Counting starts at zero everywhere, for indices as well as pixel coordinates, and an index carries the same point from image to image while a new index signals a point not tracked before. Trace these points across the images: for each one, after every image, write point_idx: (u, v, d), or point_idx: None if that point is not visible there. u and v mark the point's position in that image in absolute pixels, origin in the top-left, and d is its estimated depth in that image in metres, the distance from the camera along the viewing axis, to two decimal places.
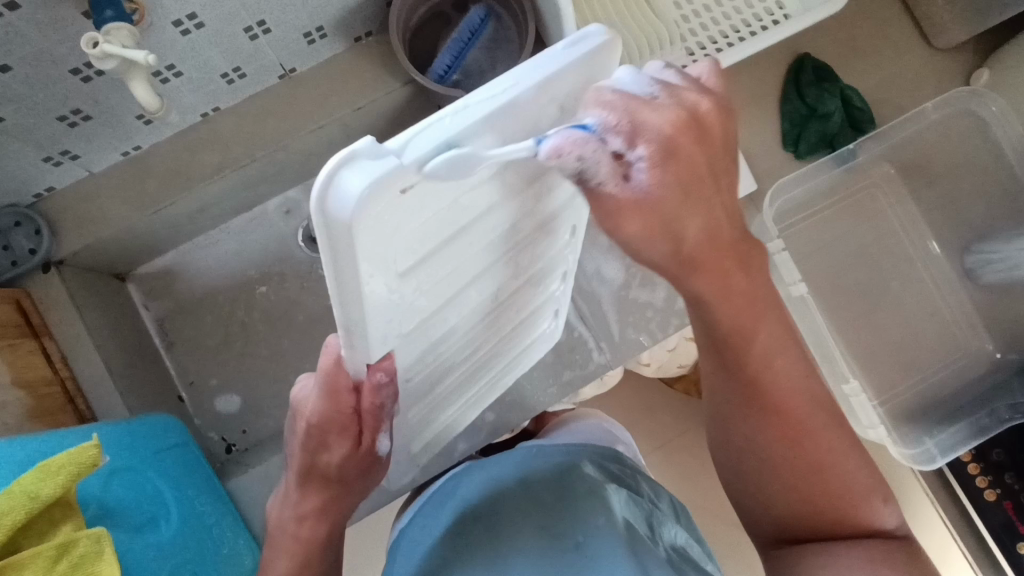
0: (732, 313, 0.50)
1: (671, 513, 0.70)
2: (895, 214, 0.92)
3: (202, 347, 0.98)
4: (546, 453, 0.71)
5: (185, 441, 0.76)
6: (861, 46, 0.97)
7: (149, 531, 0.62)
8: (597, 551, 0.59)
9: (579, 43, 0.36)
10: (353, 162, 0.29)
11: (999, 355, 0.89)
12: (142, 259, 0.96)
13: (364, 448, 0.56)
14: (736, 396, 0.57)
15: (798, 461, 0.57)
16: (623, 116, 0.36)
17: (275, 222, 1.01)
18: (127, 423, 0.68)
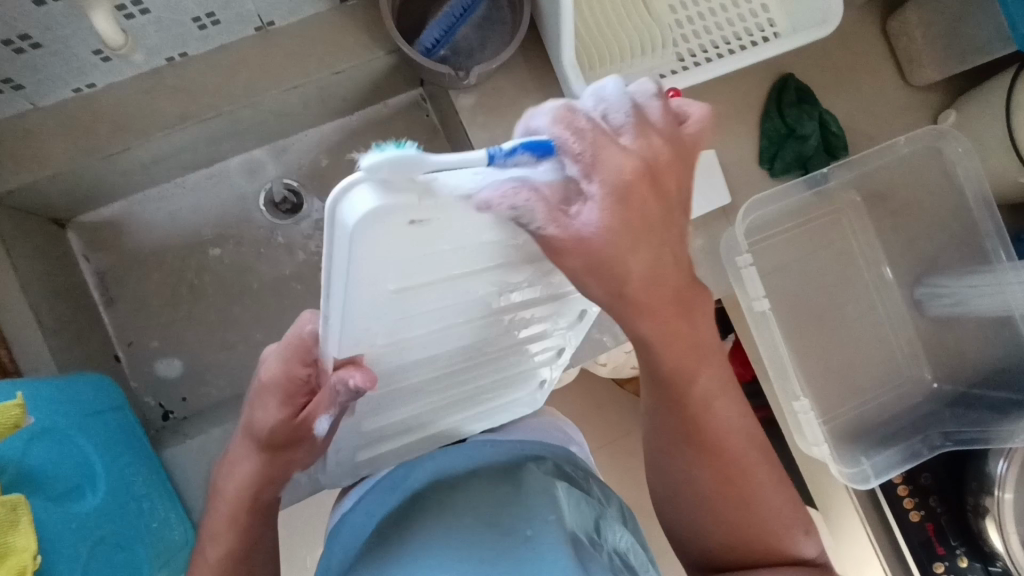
0: (674, 357, 0.52)
1: (621, 519, 0.68)
2: (856, 240, 0.95)
3: (146, 306, 0.93)
4: (501, 448, 0.72)
5: (119, 405, 0.72)
6: (842, 73, 0.99)
7: (72, 499, 0.58)
8: (544, 544, 0.57)
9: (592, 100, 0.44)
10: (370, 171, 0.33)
11: (936, 385, 0.94)
12: (85, 206, 0.89)
13: (304, 423, 0.56)
14: (675, 431, 0.58)
15: (726, 494, 0.59)
16: (587, 145, 0.40)
17: (237, 183, 0.97)
18: (58, 382, 0.63)
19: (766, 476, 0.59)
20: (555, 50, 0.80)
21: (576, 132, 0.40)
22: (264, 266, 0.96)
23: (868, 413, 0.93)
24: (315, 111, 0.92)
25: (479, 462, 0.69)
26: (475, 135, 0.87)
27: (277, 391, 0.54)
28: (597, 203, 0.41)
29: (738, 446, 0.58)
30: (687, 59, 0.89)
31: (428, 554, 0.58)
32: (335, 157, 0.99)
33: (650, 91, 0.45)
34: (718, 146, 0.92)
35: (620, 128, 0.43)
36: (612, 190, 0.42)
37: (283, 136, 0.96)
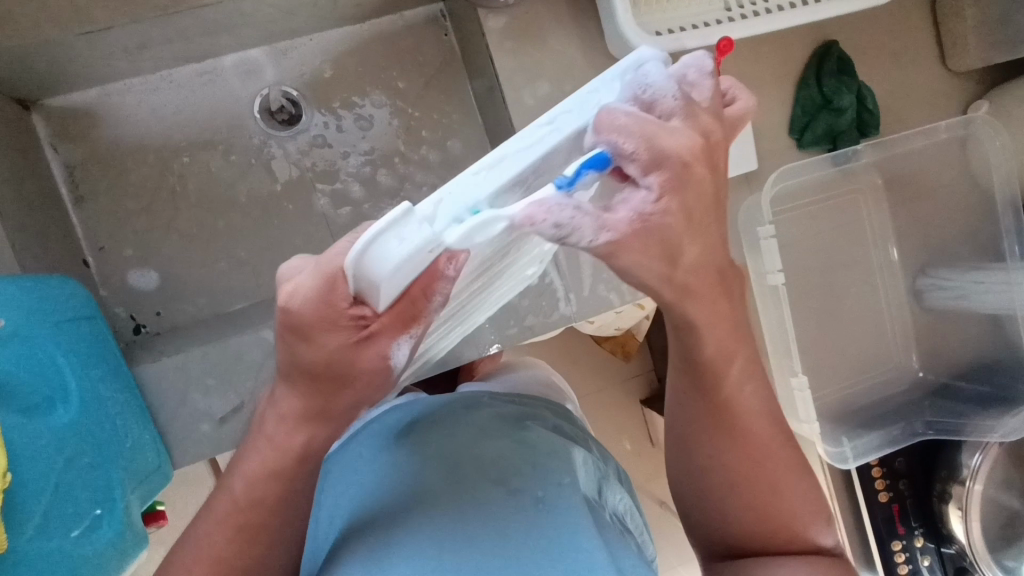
0: (716, 341, 0.53)
1: (620, 487, 0.75)
2: (870, 224, 0.94)
3: (121, 209, 0.85)
4: (503, 404, 0.74)
5: (92, 315, 0.66)
6: (886, 45, 0.94)
7: (43, 413, 0.54)
8: (557, 505, 0.60)
9: (636, 63, 0.41)
10: (385, 229, 0.34)
11: (921, 375, 0.95)
12: (56, 89, 0.79)
13: (369, 346, 0.46)
14: (701, 417, 0.59)
15: (752, 485, 0.60)
16: (639, 141, 0.39)
17: (230, 85, 0.87)
18: (31, 284, 0.58)
19: (783, 457, 0.60)
20: None
21: (622, 133, 0.39)
22: (253, 180, 0.88)
23: (854, 395, 0.94)
24: (325, 13, 0.83)
25: (483, 409, 0.71)
26: (500, 62, 0.80)
27: (327, 326, 0.44)
28: (656, 193, 0.41)
29: (759, 434, 0.59)
30: (733, 9, 0.83)
31: (437, 503, 0.59)
32: (339, 68, 0.90)
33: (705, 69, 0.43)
34: (752, 107, 0.88)
35: (671, 112, 0.42)
36: (673, 177, 0.41)
37: (284, 36, 0.86)
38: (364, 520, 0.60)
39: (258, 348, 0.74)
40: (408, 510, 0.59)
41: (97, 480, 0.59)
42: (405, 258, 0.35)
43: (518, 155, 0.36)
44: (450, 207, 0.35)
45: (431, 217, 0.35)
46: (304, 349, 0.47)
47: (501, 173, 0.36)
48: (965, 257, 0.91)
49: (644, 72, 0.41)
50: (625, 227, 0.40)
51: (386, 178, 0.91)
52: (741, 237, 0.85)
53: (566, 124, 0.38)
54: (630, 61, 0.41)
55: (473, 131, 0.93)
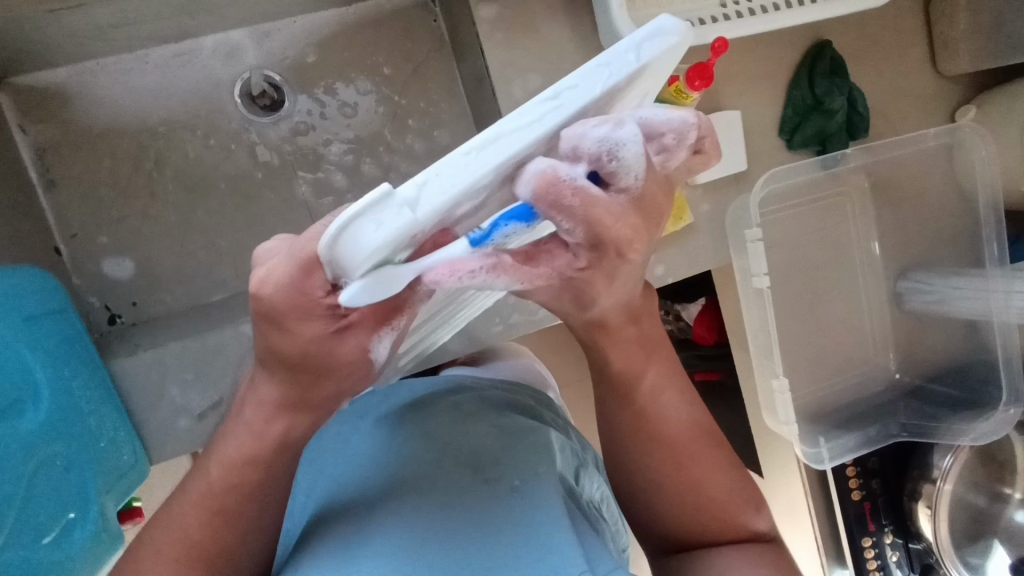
0: (620, 357, 0.61)
1: (596, 475, 0.76)
2: (855, 227, 0.94)
3: (94, 194, 0.82)
4: (482, 389, 0.74)
5: (64, 309, 0.64)
6: (881, 46, 0.92)
7: (15, 421, 0.53)
8: (534, 495, 0.59)
9: (653, 36, 0.39)
10: (368, 210, 0.32)
11: (898, 376, 0.97)
12: (24, 66, 0.76)
13: (345, 338, 0.48)
14: (621, 426, 0.66)
15: (678, 483, 0.65)
16: (578, 222, 0.38)
17: (210, 66, 0.84)
18: (1, 278, 0.56)
19: (712, 456, 0.66)
20: None
21: (557, 208, 0.36)
22: (233, 166, 0.86)
23: (832, 395, 0.96)
24: None
25: (462, 394, 0.72)
26: (491, 53, 0.78)
27: (304, 316, 0.44)
28: (582, 260, 0.42)
29: (685, 438, 0.66)
30: None
31: (407, 489, 0.59)
32: (323, 53, 0.87)
33: (683, 127, 0.39)
34: (744, 105, 0.87)
35: (626, 188, 0.38)
36: (602, 253, 0.41)
37: (265, 17, 0.83)
38: (331, 515, 0.60)
39: (239, 340, 0.73)
40: (374, 506, 0.59)
41: (69, 481, 0.58)
42: (384, 244, 0.33)
43: (515, 138, 0.33)
44: (433, 195, 0.32)
45: (414, 204, 0.32)
46: (279, 335, 0.47)
47: (494, 156, 0.33)
48: (945, 263, 0.93)
49: (659, 49, 0.39)
50: (542, 282, 0.43)
51: (369, 168, 0.89)
52: (728, 239, 0.85)
53: (573, 102, 0.35)
54: (642, 34, 0.38)
55: (461, 122, 0.91)
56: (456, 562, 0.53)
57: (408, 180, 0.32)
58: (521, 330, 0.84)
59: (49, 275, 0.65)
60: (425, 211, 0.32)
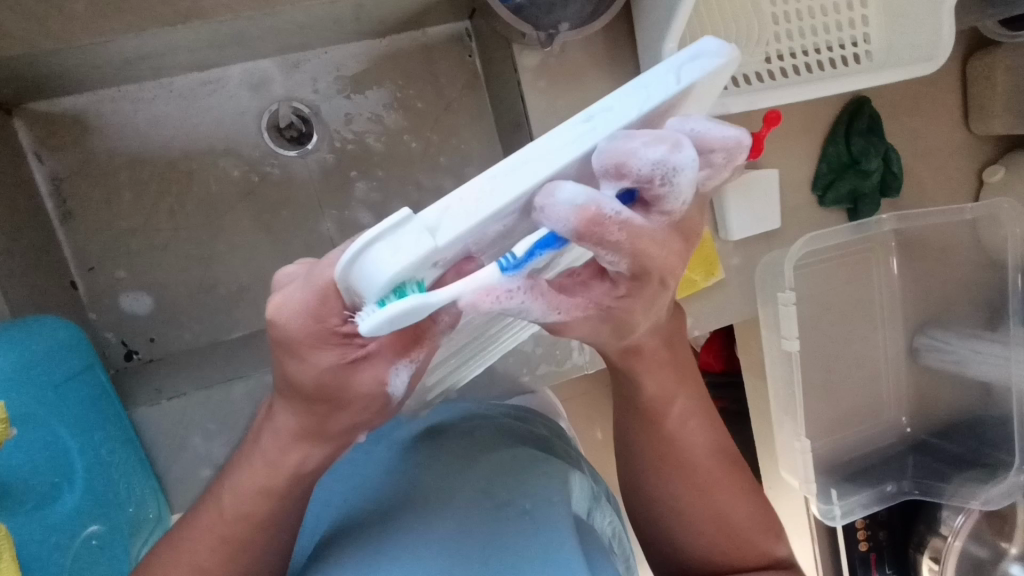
0: (653, 376, 0.57)
1: (611, 509, 0.68)
2: (877, 283, 0.95)
3: (112, 225, 0.79)
4: (490, 416, 0.71)
5: (90, 363, 0.62)
6: (917, 103, 0.92)
7: (48, 497, 0.51)
8: (547, 518, 0.53)
9: (698, 57, 0.34)
10: (383, 236, 0.28)
11: (908, 429, 0.99)
12: (42, 94, 0.73)
13: (364, 366, 0.40)
14: (644, 443, 0.61)
15: (702, 504, 0.60)
16: (621, 254, 0.33)
17: (236, 95, 0.81)
18: (29, 343, 0.54)
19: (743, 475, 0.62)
20: (654, 32, 0.69)
21: (601, 244, 0.31)
22: (256, 200, 0.83)
23: (843, 446, 0.97)
24: (343, 28, 0.77)
25: (475, 421, 0.69)
26: (531, 100, 0.76)
27: (317, 345, 0.37)
28: (620, 288, 0.38)
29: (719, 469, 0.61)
30: (774, 61, 0.80)
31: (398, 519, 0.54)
32: (352, 84, 0.84)
33: (730, 146, 0.34)
34: (779, 160, 0.86)
35: (671, 211, 0.33)
36: (638, 280, 0.37)
37: (294, 47, 0.79)
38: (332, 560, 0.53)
39: (265, 390, 0.72)
40: (380, 549, 0.51)
41: (102, 553, 0.56)
42: (401, 278, 0.29)
43: (546, 162, 0.30)
44: (457, 221, 0.29)
45: (436, 230, 0.29)
46: (292, 366, 0.39)
47: (523, 183, 0.29)
48: (962, 323, 0.92)
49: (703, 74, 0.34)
50: (579, 312, 0.39)
51: (397, 205, 0.86)
52: (757, 296, 0.85)
53: (608, 126, 0.31)
54: (681, 57, 0.34)
55: (492, 161, 0.89)
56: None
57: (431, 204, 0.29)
58: (550, 379, 0.83)
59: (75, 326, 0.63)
60: (444, 237, 0.29)
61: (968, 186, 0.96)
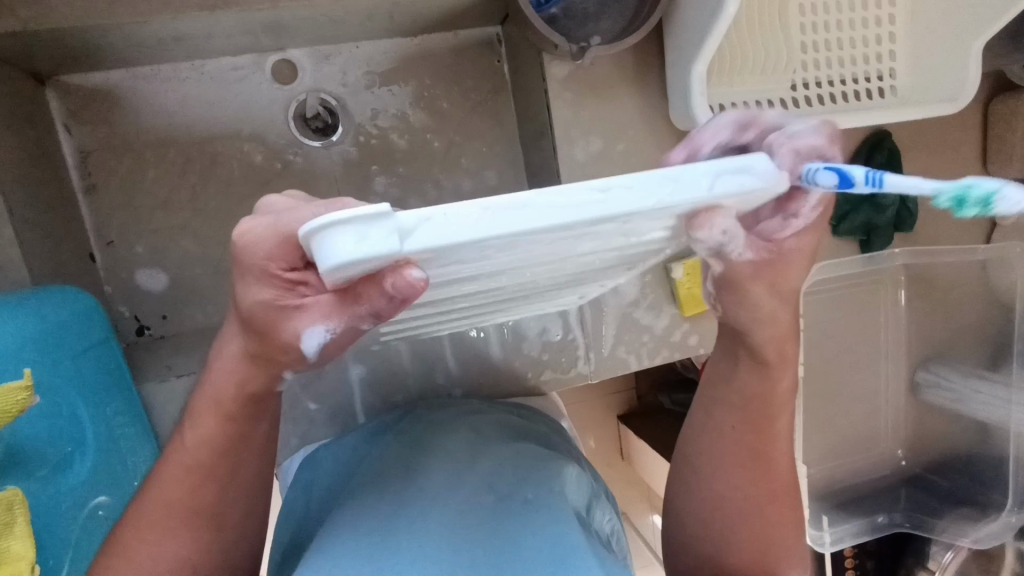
0: (750, 346, 0.56)
1: (610, 508, 0.68)
2: (885, 315, 0.95)
3: (134, 201, 0.80)
4: (491, 412, 0.71)
5: (105, 337, 0.63)
6: (937, 140, 0.92)
7: (60, 467, 0.52)
8: (547, 506, 0.54)
9: (741, 172, 0.33)
10: (350, 223, 0.28)
11: (904, 463, 0.99)
12: (76, 67, 0.74)
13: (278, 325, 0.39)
14: (710, 406, 0.63)
15: (722, 490, 0.62)
16: (709, 217, 0.36)
17: (266, 83, 0.82)
18: (48, 312, 0.55)
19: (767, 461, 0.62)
20: (684, 52, 0.70)
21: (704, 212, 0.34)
22: (277, 187, 0.83)
23: (838, 474, 0.97)
24: (376, 24, 0.78)
25: (478, 414, 0.70)
26: (557, 110, 0.77)
27: (259, 280, 0.37)
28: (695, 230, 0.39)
29: (729, 471, 0.62)
30: (799, 89, 0.80)
31: (407, 499, 0.54)
32: (380, 80, 0.85)
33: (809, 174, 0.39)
34: None
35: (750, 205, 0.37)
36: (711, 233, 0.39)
37: (327, 39, 0.80)
38: (335, 523, 0.54)
39: None
40: (391, 517, 0.52)
41: (108, 524, 0.57)
42: (352, 263, 0.29)
43: (548, 217, 0.29)
44: (426, 236, 0.29)
45: (405, 236, 0.29)
46: (237, 295, 0.40)
47: (513, 226, 0.29)
48: (965, 362, 0.93)
49: (759, 182, 0.33)
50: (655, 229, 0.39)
51: (415, 202, 0.87)
52: None
53: (620, 205, 0.30)
54: (728, 165, 0.33)
55: (512, 166, 0.90)
56: (486, 574, 0.47)
57: (417, 209, 0.29)
58: (554, 385, 0.84)
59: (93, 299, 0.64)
60: (413, 245, 0.29)
61: (982, 226, 0.97)
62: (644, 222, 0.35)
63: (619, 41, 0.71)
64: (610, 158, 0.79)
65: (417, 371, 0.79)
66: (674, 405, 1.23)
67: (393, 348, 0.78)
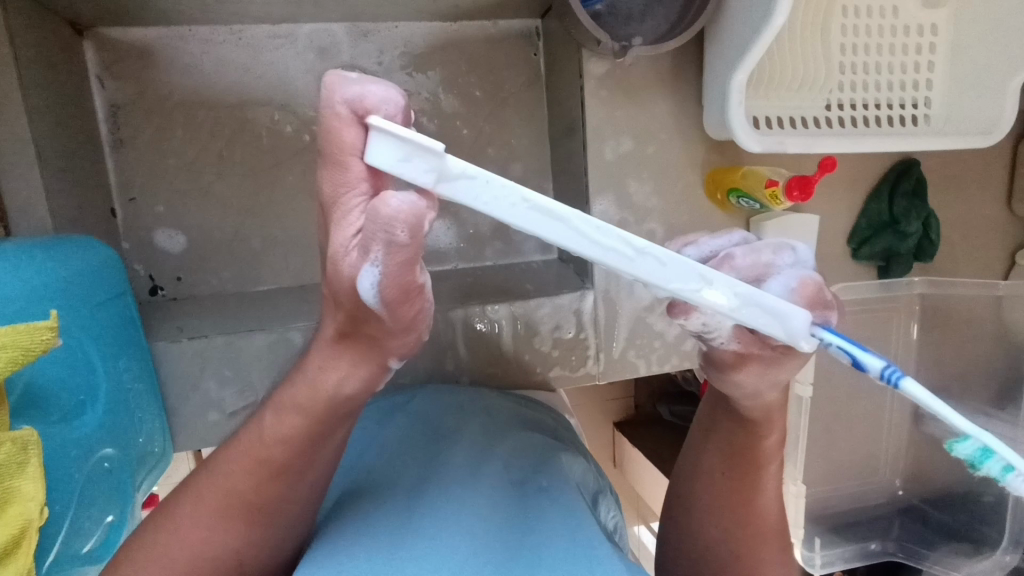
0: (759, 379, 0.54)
1: (614, 504, 0.69)
2: (897, 344, 0.95)
3: (160, 159, 0.80)
4: (502, 402, 0.73)
5: (121, 292, 0.64)
6: (963, 173, 0.92)
7: (75, 414, 0.52)
8: (561, 495, 0.57)
9: (776, 319, 0.43)
10: (377, 135, 0.38)
11: (900, 493, 0.99)
12: (115, 20, 0.74)
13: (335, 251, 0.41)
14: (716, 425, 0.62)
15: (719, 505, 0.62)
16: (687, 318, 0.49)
17: (302, 54, 0.82)
18: (69, 259, 0.55)
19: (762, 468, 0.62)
20: (724, 60, 0.69)
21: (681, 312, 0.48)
22: (302, 159, 0.83)
23: (834, 497, 0.97)
24: (417, 5, 0.77)
25: (490, 403, 0.72)
26: (591, 107, 0.76)
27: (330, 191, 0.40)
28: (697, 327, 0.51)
29: (724, 482, 0.62)
30: (833, 109, 0.80)
31: (426, 479, 0.56)
32: (416, 62, 0.85)
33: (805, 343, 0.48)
34: (821, 207, 0.86)
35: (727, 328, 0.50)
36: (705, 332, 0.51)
37: (367, 16, 0.80)
38: (362, 494, 0.56)
39: (285, 346, 0.72)
40: (414, 491, 0.54)
41: (111, 477, 0.57)
42: (399, 171, 0.38)
43: (574, 238, 0.38)
44: (459, 188, 0.38)
45: (447, 180, 0.38)
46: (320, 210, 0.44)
47: (541, 226, 0.38)
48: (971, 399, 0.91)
49: (782, 331, 0.43)
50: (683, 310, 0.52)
51: None
52: None
53: (638, 267, 0.40)
54: (762, 302, 0.43)
55: (538, 160, 0.90)
56: (506, 548, 0.49)
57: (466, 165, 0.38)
58: (562, 382, 0.84)
59: (112, 252, 0.64)
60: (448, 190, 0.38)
61: (1000, 265, 0.96)
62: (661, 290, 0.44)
63: (661, 43, 0.71)
64: (639, 159, 0.79)
65: (427, 355, 0.79)
66: (675, 416, 1.22)
67: None
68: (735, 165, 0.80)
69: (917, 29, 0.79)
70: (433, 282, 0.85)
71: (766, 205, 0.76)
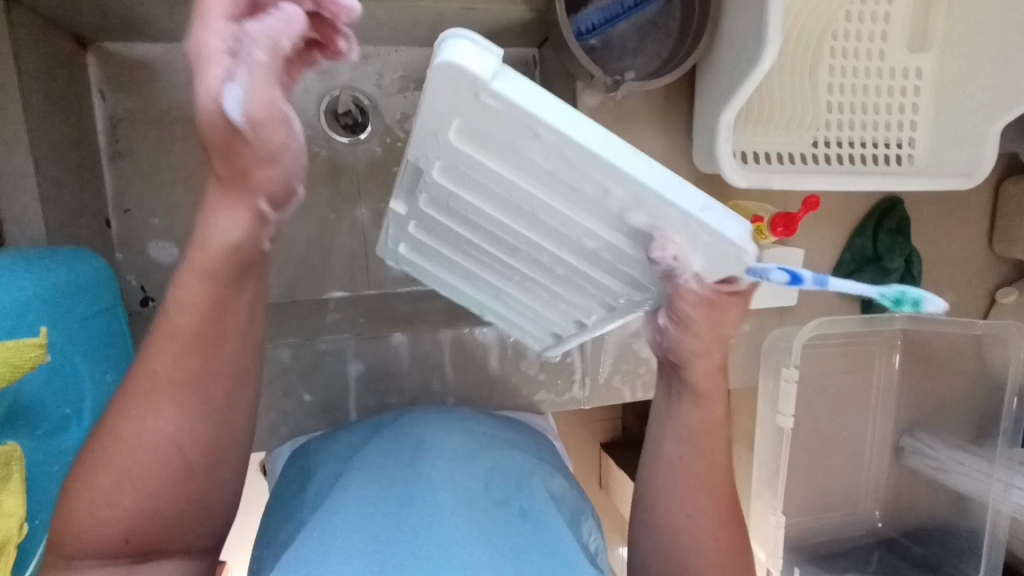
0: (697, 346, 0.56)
1: (597, 527, 0.69)
2: (878, 378, 0.96)
3: (157, 172, 0.80)
4: (487, 421, 0.74)
5: (112, 306, 0.64)
6: (946, 212, 0.94)
7: (59, 430, 0.52)
8: (543, 519, 0.57)
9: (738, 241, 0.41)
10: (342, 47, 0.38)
11: (879, 525, 0.99)
12: (119, 34, 0.75)
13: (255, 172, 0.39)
14: (666, 413, 0.63)
15: (678, 489, 0.62)
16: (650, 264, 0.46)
17: (304, 74, 0.83)
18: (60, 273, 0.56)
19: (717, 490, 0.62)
20: (715, 98, 0.71)
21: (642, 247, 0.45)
22: None
23: (814, 528, 0.98)
24: (418, 31, 0.79)
25: (476, 422, 0.72)
26: None
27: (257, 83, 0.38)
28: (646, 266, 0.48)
29: (677, 514, 0.61)
30: (820, 146, 0.83)
31: (406, 502, 0.56)
32: (415, 85, 0.86)
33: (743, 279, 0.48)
34: (807, 240, 0.88)
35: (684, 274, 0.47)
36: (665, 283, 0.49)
37: (368, 40, 0.82)
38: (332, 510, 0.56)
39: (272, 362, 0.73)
40: (394, 512, 0.55)
41: None
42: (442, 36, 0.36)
43: (567, 127, 0.36)
44: (477, 56, 0.35)
45: (467, 53, 0.35)
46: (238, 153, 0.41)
47: (536, 113, 0.36)
48: (949, 433, 0.93)
49: (739, 243, 0.41)
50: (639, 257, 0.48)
51: None
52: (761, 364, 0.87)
53: (634, 166, 0.38)
54: (724, 214, 0.41)
55: None
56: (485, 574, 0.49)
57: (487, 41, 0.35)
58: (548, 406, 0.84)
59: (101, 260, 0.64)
60: (495, 87, 0.35)
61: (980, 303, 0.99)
62: (633, 213, 0.42)
63: (656, 76, 0.73)
64: None
65: (414, 376, 0.79)
66: None
67: (392, 347, 0.78)
68: (723, 197, 0.82)
69: (902, 72, 0.82)
70: (423, 302, 0.86)
71: (751, 238, 0.78)
